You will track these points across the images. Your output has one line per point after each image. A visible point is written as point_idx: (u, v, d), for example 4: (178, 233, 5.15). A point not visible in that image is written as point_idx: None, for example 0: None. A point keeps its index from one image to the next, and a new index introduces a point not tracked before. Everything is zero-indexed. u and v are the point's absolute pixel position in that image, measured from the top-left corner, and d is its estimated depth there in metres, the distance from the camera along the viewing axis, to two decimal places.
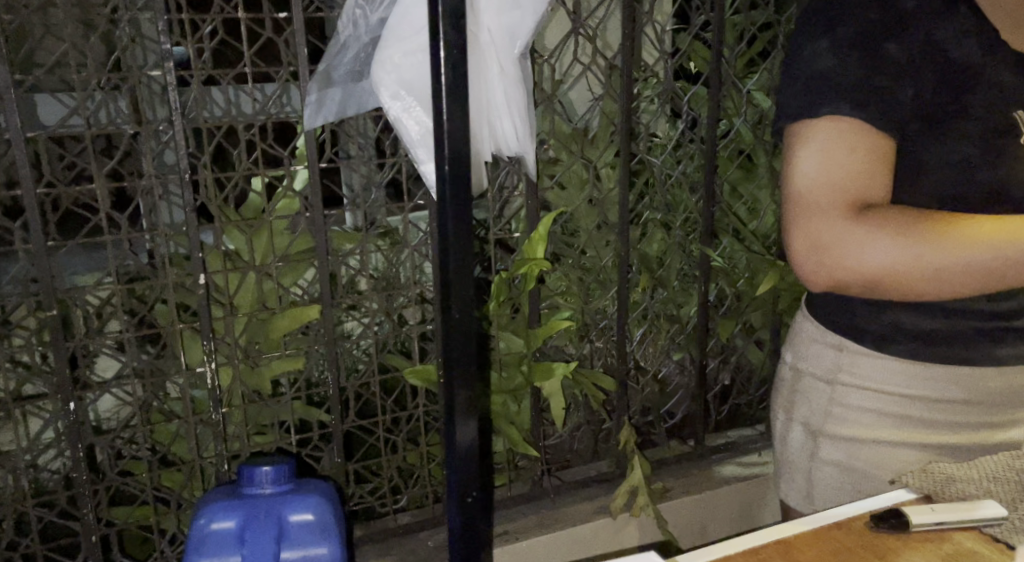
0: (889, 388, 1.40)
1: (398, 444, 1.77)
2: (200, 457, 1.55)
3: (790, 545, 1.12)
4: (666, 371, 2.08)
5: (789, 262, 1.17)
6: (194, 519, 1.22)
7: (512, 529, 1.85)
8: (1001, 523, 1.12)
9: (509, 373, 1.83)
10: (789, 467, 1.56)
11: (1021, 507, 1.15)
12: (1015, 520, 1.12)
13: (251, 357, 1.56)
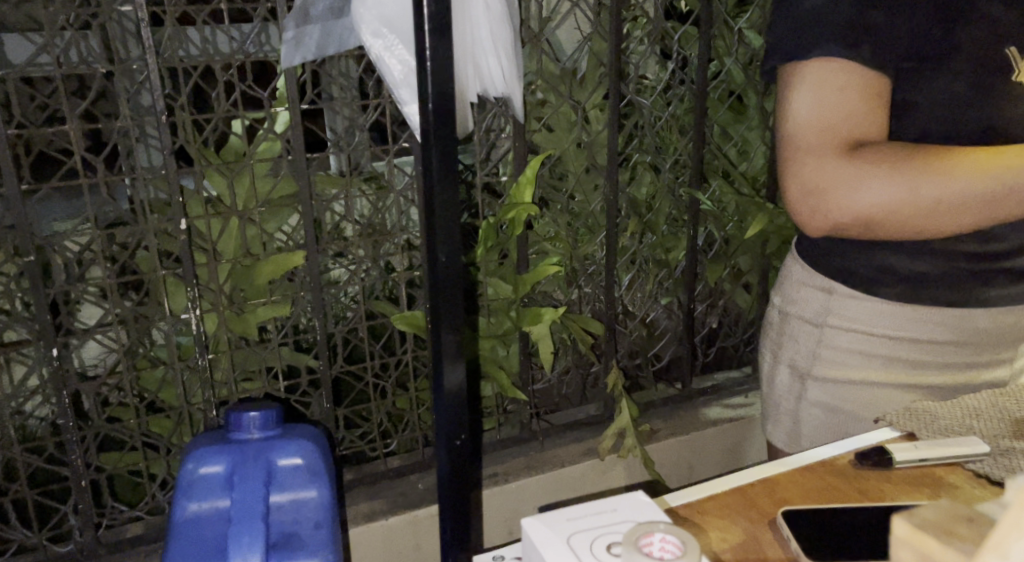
0: (878, 329, 1.40)
1: (387, 390, 1.76)
2: (188, 403, 1.54)
3: (777, 483, 1.13)
4: (655, 315, 2.08)
5: (786, 204, 1.16)
6: (181, 462, 1.20)
7: (500, 472, 1.86)
8: (983, 459, 1.13)
9: (498, 319, 1.83)
10: (775, 409, 1.57)
11: (1004, 444, 1.16)
12: (997, 456, 1.13)
13: (237, 304, 1.54)
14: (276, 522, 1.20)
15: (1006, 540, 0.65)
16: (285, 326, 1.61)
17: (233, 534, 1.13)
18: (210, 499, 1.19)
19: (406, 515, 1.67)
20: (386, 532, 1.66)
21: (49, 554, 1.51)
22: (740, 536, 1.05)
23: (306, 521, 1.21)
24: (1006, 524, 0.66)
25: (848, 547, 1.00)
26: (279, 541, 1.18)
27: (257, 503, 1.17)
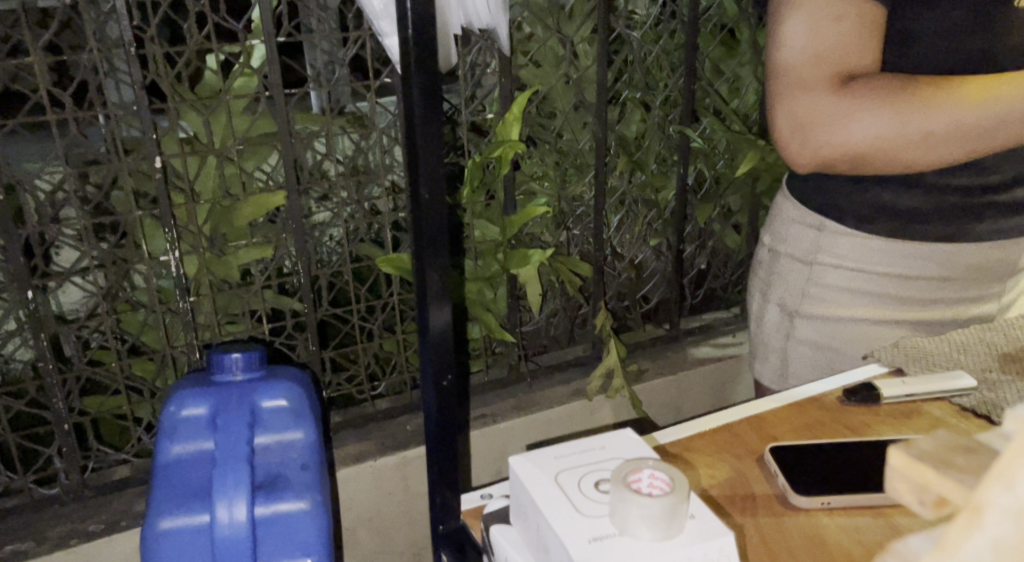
0: (867, 266, 1.39)
1: (374, 332, 1.76)
2: (171, 345, 1.53)
3: (763, 420, 1.13)
4: (643, 257, 2.06)
5: (775, 141, 1.14)
6: (162, 406, 1.19)
7: (489, 413, 1.86)
8: (971, 394, 1.13)
9: (485, 262, 1.81)
10: (763, 347, 1.57)
11: (991, 378, 1.16)
12: (985, 390, 1.13)
13: (216, 246, 1.52)
14: (262, 463, 1.18)
15: (1014, 466, 0.54)
16: (268, 269, 1.59)
17: (217, 476, 1.13)
18: (194, 441, 1.18)
19: (394, 456, 1.67)
20: (375, 474, 1.66)
21: (35, 497, 1.51)
22: (727, 473, 1.05)
23: (293, 462, 1.19)
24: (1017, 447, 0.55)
25: (835, 481, 1.01)
26: (265, 481, 1.17)
27: (241, 445, 1.16)
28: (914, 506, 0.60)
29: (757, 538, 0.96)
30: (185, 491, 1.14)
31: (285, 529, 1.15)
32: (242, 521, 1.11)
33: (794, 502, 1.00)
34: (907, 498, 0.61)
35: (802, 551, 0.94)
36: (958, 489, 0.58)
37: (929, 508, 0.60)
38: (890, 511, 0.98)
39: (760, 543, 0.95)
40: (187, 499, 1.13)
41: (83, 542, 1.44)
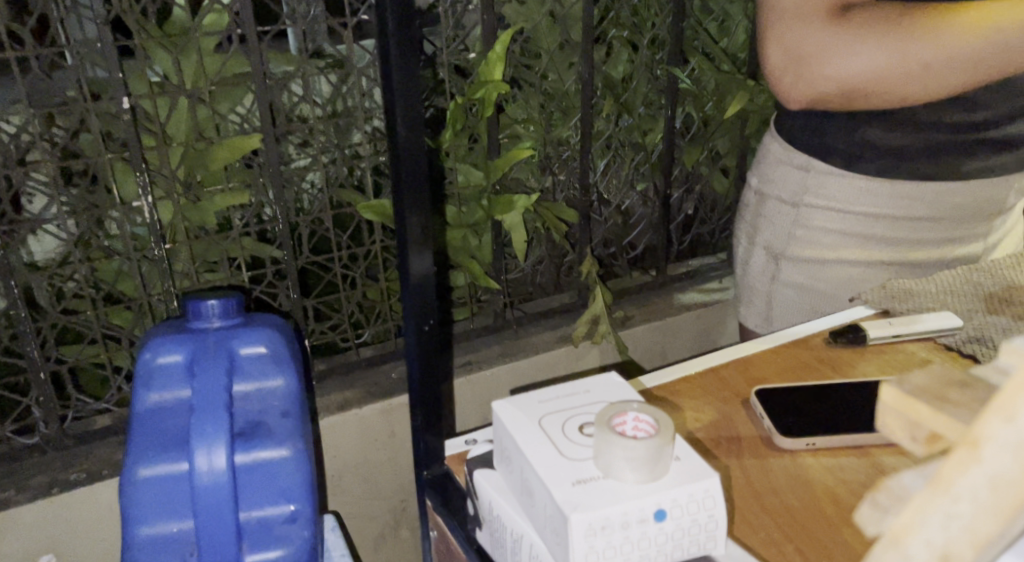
0: (853, 207, 1.42)
1: (357, 280, 1.72)
2: (148, 293, 1.50)
3: (748, 363, 1.21)
4: (630, 203, 2.04)
5: (770, 77, 1.17)
6: (137, 353, 1.17)
7: (475, 359, 1.84)
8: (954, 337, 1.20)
9: (469, 208, 1.77)
10: (749, 291, 1.61)
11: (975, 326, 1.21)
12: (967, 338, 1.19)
13: (191, 191, 1.48)
14: (241, 411, 1.17)
15: (1011, 402, 0.52)
16: (246, 214, 1.55)
17: (196, 425, 1.11)
18: (171, 388, 1.16)
19: (380, 403, 1.66)
20: (360, 421, 1.65)
21: (13, 447, 1.49)
22: (712, 415, 1.11)
23: (273, 410, 1.18)
24: (1016, 381, 0.53)
25: (818, 423, 1.07)
26: (245, 430, 1.16)
27: (219, 393, 1.14)
28: (906, 442, 0.59)
29: (743, 480, 1.02)
30: (164, 438, 1.13)
31: (266, 476, 1.15)
32: (222, 469, 1.11)
33: (779, 444, 1.06)
34: (898, 434, 0.60)
35: (786, 491, 1.00)
36: (951, 426, 0.56)
37: (920, 444, 0.59)
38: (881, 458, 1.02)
39: (746, 485, 1.01)
40: (167, 447, 1.13)
41: (65, 491, 1.42)
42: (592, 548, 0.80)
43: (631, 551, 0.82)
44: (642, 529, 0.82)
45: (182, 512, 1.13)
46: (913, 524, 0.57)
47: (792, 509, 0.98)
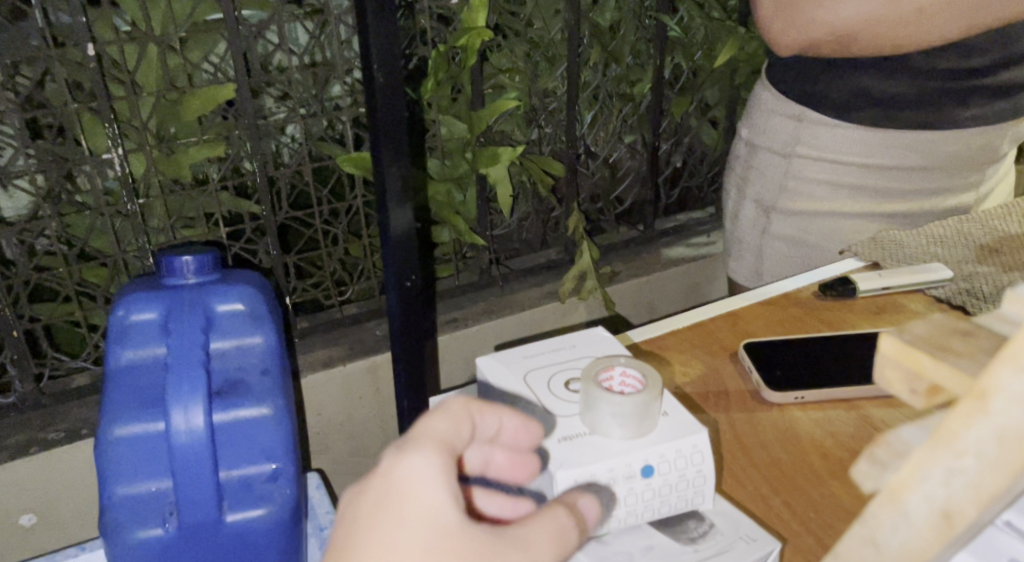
0: (847, 157, 1.41)
1: (339, 237, 1.68)
2: (123, 250, 1.46)
3: (738, 316, 1.20)
4: (618, 156, 2.00)
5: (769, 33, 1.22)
6: (111, 309, 1.14)
7: (461, 316, 1.81)
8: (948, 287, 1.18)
9: (453, 161, 1.73)
10: (738, 245, 1.61)
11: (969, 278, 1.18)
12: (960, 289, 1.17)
13: (165, 144, 1.44)
14: (220, 368, 1.14)
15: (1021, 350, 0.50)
16: (222, 167, 1.51)
17: (172, 382, 1.09)
18: (147, 346, 1.13)
19: (365, 360, 1.63)
20: (345, 379, 1.63)
21: None
22: (700, 370, 1.10)
23: (252, 368, 1.15)
24: None
25: (807, 377, 1.06)
26: (223, 387, 1.14)
27: (195, 350, 1.12)
28: (905, 395, 0.57)
29: (730, 435, 1.00)
30: (140, 399, 1.10)
31: (246, 434, 1.13)
32: (199, 426, 1.09)
33: (767, 398, 1.04)
34: (896, 387, 0.57)
35: (774, 445, 0.99)
36: (956, 378, 0.54)
37: (920, 397, 0.56)
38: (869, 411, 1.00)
39: (733, 439, 0.99)
40: (143, 407, 1.10)
41: (44, 450, 1.40)
42: None
43: (618, 508, 0.79)
44: (629, 485, 0.79)
45: (160, 470, 1.11)
46: (912, 479, 0.55)
47: (779, 463, 0.97)
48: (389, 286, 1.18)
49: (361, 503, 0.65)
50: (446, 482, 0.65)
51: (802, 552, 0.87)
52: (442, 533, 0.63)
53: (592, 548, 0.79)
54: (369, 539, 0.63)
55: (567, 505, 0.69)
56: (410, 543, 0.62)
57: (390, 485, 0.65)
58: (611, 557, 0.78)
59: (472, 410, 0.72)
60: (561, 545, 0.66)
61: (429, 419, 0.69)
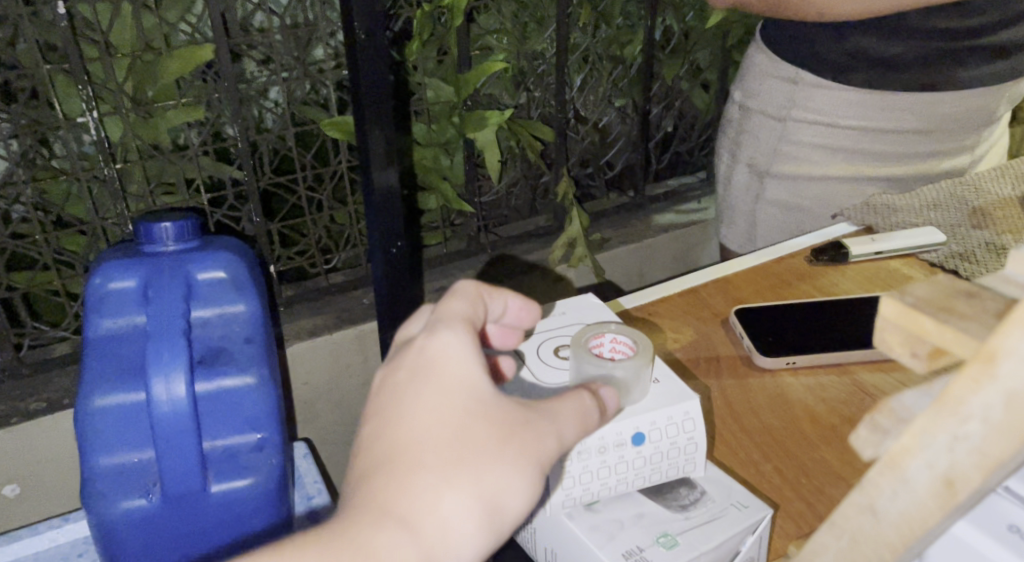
0: (842, 120, 1.39)
1: (323, 203, 1.65)
2: (101, 218, 1.43)
3: (729, 282, 1.18)
4: (608, 120, 1.97)
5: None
6: (88, 278, 1.10)
7: (449, 285, 1.79)
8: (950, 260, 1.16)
9: (440, 127, 1.69)
10: (731, 210, 1.60)
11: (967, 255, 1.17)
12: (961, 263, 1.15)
13: (141, 107, 1.40)
14: (201, 337, 1.12)
15: None
16: (202, 132, 1.47)
17: (152, 351, 1.07)
18: (125, 314, 1.10)
19: (351, 329, 1.61)
20: (331, 348, 1.60)
21: None
22: (691, 336, 1.08)
23: (235, 336, 1.13)
24: None
25: (799, 342, 1.04)
26: (205, 356, 1.11)
27: (175, 319, 1.09)
28: (906, 358, 0.54)
29: (721, 400, 0.98)
30: (123, 367, 1.08)
31: (230, 403, 1.11)
32: (182, 396, 1.07)
33: (759, 364, 1.02)
34: (897, 350, 0.55)
35: (765, 411, 0.97)
36: (966, 342, 0.51)
37: (922, 360, 0.54)
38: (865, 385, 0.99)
39: (724, 405, 0.98)
40: (125, 376, 1.08)
41: (24, 421, 1.37)
42: (566, 473, 0.77)
43: (607, 476, 0.78)
44: (619, 453, 0.78)
45: (143, 441, 1.09)
46: (914, 446, 0.53)
47: (771, 429, 0.95)
48: (372, 251, 1.18)
49: (394, 377, 0.66)
50: (477, 355, 0.67)
51: (794, 518, 0.86)
52: (476, 401, 0.65)
53: (581, 516, 0.77)
54: (404, 406, 0.65)
55: (591, 389, 0.72)
56: (443, 410, 0.64)
57: (422, 359, 0.66)
58: (601, 525, 0.76)
59: (486, 293, 0.73)
60: (588, 423, 0.68)
61: (448, 300, 0.71)
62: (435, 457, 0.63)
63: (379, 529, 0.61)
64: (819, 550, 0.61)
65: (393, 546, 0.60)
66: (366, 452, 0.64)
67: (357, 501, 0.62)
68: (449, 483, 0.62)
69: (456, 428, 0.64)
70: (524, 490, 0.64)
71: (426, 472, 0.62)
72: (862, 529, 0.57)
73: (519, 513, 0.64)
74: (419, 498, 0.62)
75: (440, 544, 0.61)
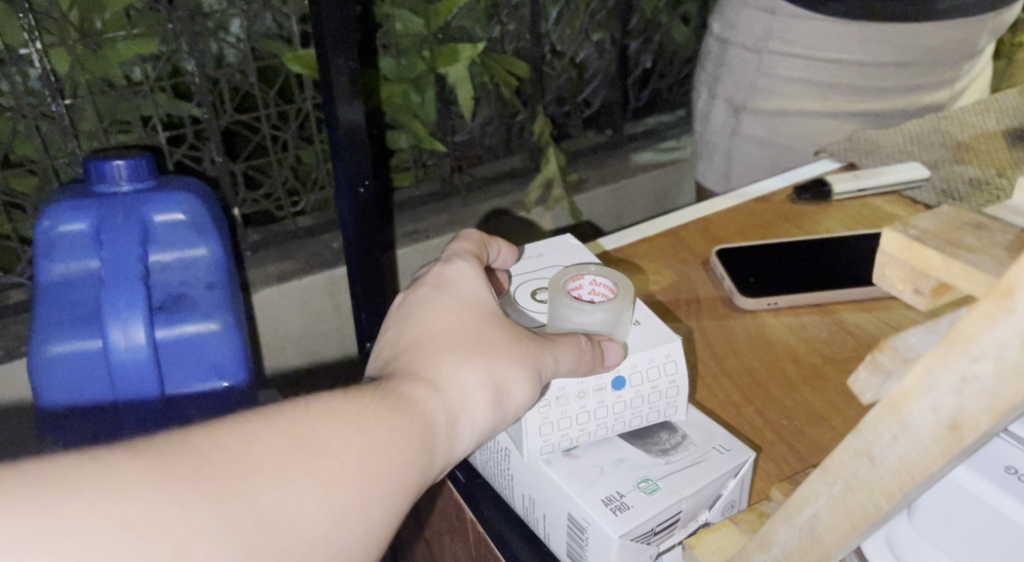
0: (820, 53, 1.35)
1: (289, 143, 1.58)
2: (52, 157, 1.37)
3: (710, 222, 1.14)
4: (585, 55, 1.90)
5: None
6: (36, 220, 1.04)
7: (422, 228, 1.74)
8: (933, 198, 1.14)
9: (409, 62, 1.61)
10: (708, 147, 1.56)
11: (953, 192, 1.13)
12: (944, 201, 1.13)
13: (89, 39, 1.33)
14: (160, 282, 1.07)
15: None
16: (157, 65, 1.40)
17: (107, 298, 1.02)
18: (78, 259, 1.05)
19: (323, 273, 1.57)
20: (300, 293, 1.56)
21: None
22: (671, 278, 1.04)
23: (196, 281, 1.08)
24: None
25: (780, 282, 1.00)
26: (165, 303, 1.06)
27: (132, 263, 1.04)
28: (908, 296, 0.51)
29: (701, 342, 0.95)
30: (77, 314, 1.03)
31: (196, 351, 1.06)
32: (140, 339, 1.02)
33: (739, 305, 0.99)
34: (898, 287, 0.51)
35: (746, 352, 0.93)
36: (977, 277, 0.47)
37: (926, 298, 0.50)
38: (848, 328, 0.96)
39: (705, 347, 0.94)
40: (80, 323, 1.03)
41: None
42: (545, 419, 0.73)
43: (586, 421, 0.74)
44: (598, 398, 0.74)
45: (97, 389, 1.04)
46: (918, 388, 0.49)
47: (752, 371, 0.91)
48: (339, 193, 1.12)
49: (416, 291, 0.75)
50: (486, 279, 0.76)
51: (776, 461, 0.82)
52: (489, 308, 0.73)
53: (560, 463, 0.73)
54: (427, 307, 0.73)
55: (591, 339, 0.74)
56: (465, 307, 0.72)
57: (439, 280, 0.75)
58: (580, 472, 0.72)
59: (488, 241, 0.82)
60: (584, 352, 0.72)
61: (457, 243, 0.81)
62: (458, 344, 0.70)
63: (410, 385, 0.66)
64: (810, 496, 0.57)
65: (425, 397, 0.66)
66: (394, 349, 0.71)
67: (388, 373, 0.68)
68: (470, 360, 0.69)
69: (472, 323, 0.71)
70: (531, 375, 0.70)
71: (448, 352, 0.69)
72: (857, 475, 0.53)
73: (524, 402, 0.70)
74: (444, 368, 0.68)
75: (461, 407, 0.67)
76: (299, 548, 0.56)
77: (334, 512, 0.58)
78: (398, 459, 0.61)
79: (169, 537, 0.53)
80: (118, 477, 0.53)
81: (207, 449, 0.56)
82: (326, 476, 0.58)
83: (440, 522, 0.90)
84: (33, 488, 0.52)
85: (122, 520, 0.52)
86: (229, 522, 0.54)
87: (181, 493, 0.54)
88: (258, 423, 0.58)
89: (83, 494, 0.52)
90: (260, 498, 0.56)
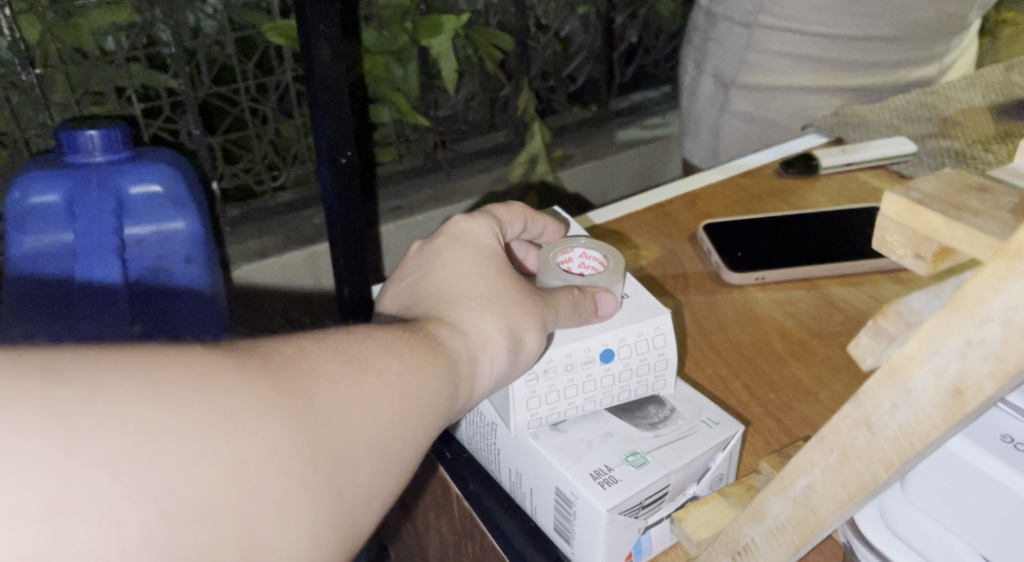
0: (813, 27, 1.32)
1: (268, 116, 1.55)
2: (22, 128, 1.34)
3: (699, 197, 1.12)
4: (570, 29, 1.87)
5: None
6: (5, 191, 1.01)
7: (406, 204, 1.71)
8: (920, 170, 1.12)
9: (392, 33, 1.56)
10: (696, 123, 1.54)
11: (942, 163, 1.12)
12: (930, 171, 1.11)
13: (60, 6, 1.30)
14: (136, 256, 1.05)
15: None
16: (132, 35, 1.37)
17: (81, 270, 1.02)
18: (50, 232, 1.02)
19: (305, 250, 1.58)
20: (284, 269, 1.57)
21: None
22: (658, 252, 1.02)
23: (174, 255, 1.06)
24: None
25: (768, 256, 0.99)
26: (142, 277, 1.05)
27: (106, 237, 1.03)
28: (909, 261, 0.49)
29: (688, 317, 0.93)
30: (53, 283, 1.03)
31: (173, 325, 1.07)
32: (120, 296, 1.04)
33: (727, 280, 0.97)
34: (899, 253, 0.49)
35: (734, 327, 0.92)
36: (982, 241, 0.46)
37: (927, 262, 0.48)
38: (834, 302, 0.94)
39: (693, 322, 0.92)
40: (54, 293, 1.03)
41: None
42: (533, 393, 0.71)
43: (574, 395, 0.72)
44: (587, 371, 0.72)
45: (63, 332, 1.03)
46: (920, 353, 0.48)
47: (740, 346, 0.90)
48: (321, 162, 1.09)
49: (431, 243, 0.74)
50: (497, 236, 0.75)
51: (764, 435, 0.81)
52: (502, 260, 0.72)
53: (548, 438, 0.71)
54: (443, 258, 0.72)
55: (590, 293, 0.73)
56: (481, 258, 0.71)
57: (454, 233, 0.74)
58: (567, 446, 0.70)
59: (532, 217, 0.81)
60: (579, 303, 0.71)
61: (496, 207, 0.80)
62: (475, 291, 0.68)
63: (433, 324, 0.64)
64: (804, 468, 0.55)
65: (449, 337, 0.64)
66: (415, 297, 0.70)
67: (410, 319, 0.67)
68: (486, 305, 0.67)
69: (489, 272, 0.70)
70: (539, 325, 0.68)
71: (466, 298, 0.68)
72: (854, 444, 0.52)
73: (533, 351, 0.68)
74: (462, 313, 0.66)
75: (481, 348, 0.65)
76: (351, 455, 0.53)
77: (381, 425, 0.55)
78: (430, 386, 0.59)
79: (247, 420, 0.49)
80: (199, 359, 0.49)
81: (269, 352, 0.53)
82: (373, 389, 0.55)
83: (425, 500, 0.88)
84: (128, 359, 0.47)
85: (209, 395, 0.48)
86: (298, 413, 0.51)
87: (258, 381, 0.50)
88: (310, 339, 0.56)
89: (178, 365, 0.48)
90: (320, 397, 0.52)
